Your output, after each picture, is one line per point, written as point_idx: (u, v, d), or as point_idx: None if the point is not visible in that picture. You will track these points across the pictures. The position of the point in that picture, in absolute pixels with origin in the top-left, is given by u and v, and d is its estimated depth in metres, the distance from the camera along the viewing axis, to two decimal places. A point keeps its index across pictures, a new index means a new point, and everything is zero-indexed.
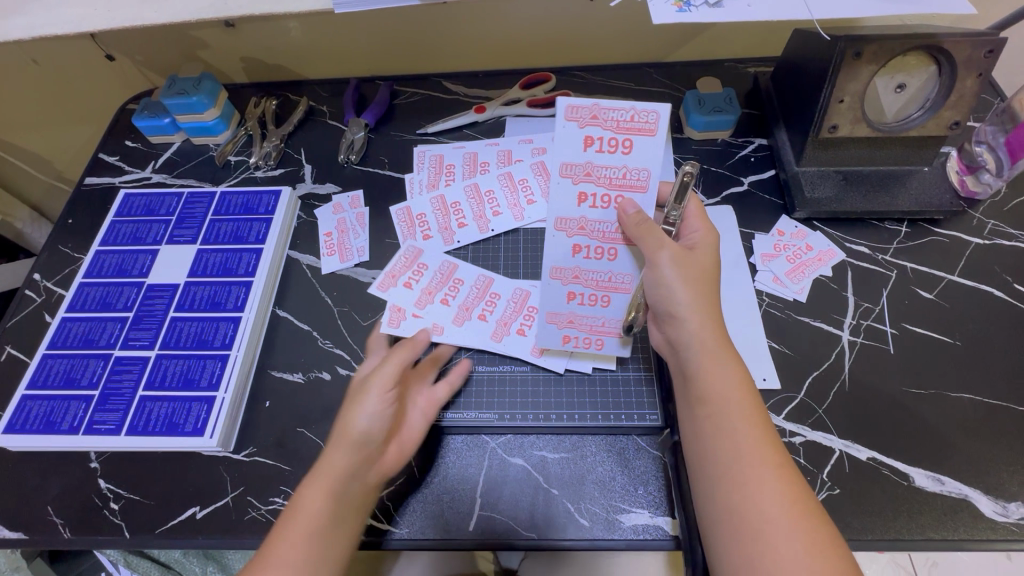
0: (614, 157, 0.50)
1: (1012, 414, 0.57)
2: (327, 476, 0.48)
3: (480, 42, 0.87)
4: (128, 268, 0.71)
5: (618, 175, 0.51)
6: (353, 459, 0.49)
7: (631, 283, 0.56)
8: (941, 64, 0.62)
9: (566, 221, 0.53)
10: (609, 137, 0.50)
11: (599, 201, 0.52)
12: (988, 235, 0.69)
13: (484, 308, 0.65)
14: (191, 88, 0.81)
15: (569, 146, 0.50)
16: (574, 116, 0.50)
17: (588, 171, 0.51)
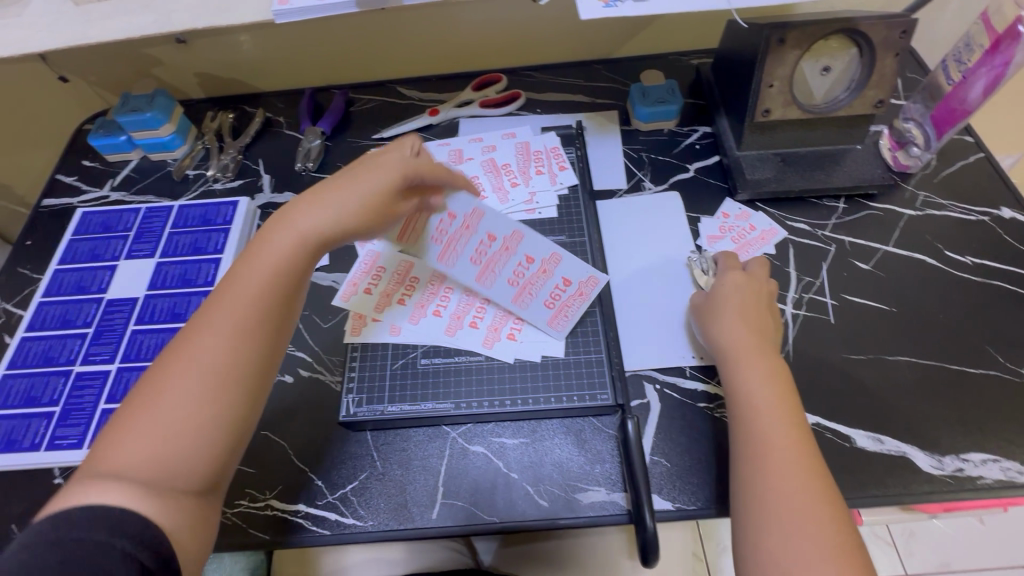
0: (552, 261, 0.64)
1: (946, 373, 0.60)
2: (224, 312, 0.47)
3: (432, 47, 0.89)
4: (87, 285, 0.71)
5: (527, 288, 0.64)
6: (271, 283, 0.49)
7: (446, 265, 0.64)
8: (861, 46, 0.65)
9: (514, 240, 0.63)
10: (562, 297, 0.64)
11: (513, 263, 0.64)
12: (920, 207, 0.72)
13: (403, 292, 0.67)
14: (145, 105, 0.82)
15: (565, 265, 0.64)
16: (586, 283, 0.64)
17: (545, 265, 0.64)
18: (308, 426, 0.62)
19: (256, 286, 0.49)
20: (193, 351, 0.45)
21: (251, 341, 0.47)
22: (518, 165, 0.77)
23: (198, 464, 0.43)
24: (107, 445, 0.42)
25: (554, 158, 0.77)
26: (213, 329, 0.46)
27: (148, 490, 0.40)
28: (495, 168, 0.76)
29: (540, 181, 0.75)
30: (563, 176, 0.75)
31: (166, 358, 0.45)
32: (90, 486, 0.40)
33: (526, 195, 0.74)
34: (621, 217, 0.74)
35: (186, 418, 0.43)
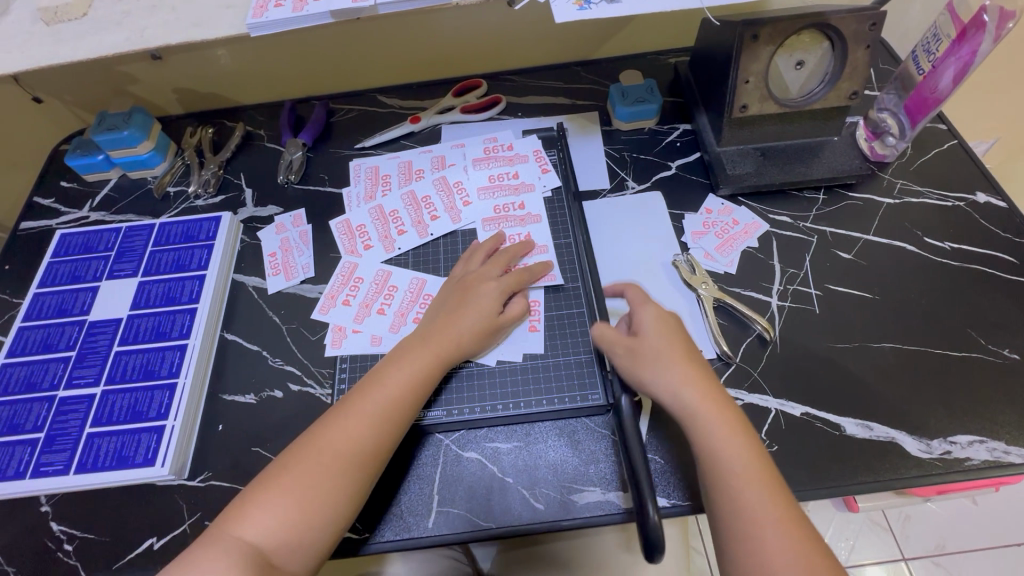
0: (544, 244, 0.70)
1: (930, 357, 0.61)
2: (324, 439, 0.52)
3: (411, 55, 0.90)
4: (69, 308, 0.70)
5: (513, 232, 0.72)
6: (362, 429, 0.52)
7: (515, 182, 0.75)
8: (833, 40, 0.66)
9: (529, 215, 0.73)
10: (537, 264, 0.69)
11: (510, 200, 0.74)
12: (898, 195, 0.73)
13: (383, 301, 0.68)
14: (122, 123, 0.81)
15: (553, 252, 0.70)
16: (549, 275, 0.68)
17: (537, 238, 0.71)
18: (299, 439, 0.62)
19: (379, 405, 0.54)
20: (304, 458, 0.51)
21: (383, 446, 0.53)
22: (501, 170, 0.76)
23: (296, 558, 0.48)
24: (230, 518, 0.49)
25: (537, 161, 0.77)
26: (350, 423, 0.53)
27: (254, 569, 0.45)
28: (477, 173, 0.76)
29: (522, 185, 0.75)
30: (547, 179, 0.76)
31: (285, 455, 0.52)
32: (203, 558, 0.46)
33: (510, 198, 0.74)
34: (605, 217, 0.75)
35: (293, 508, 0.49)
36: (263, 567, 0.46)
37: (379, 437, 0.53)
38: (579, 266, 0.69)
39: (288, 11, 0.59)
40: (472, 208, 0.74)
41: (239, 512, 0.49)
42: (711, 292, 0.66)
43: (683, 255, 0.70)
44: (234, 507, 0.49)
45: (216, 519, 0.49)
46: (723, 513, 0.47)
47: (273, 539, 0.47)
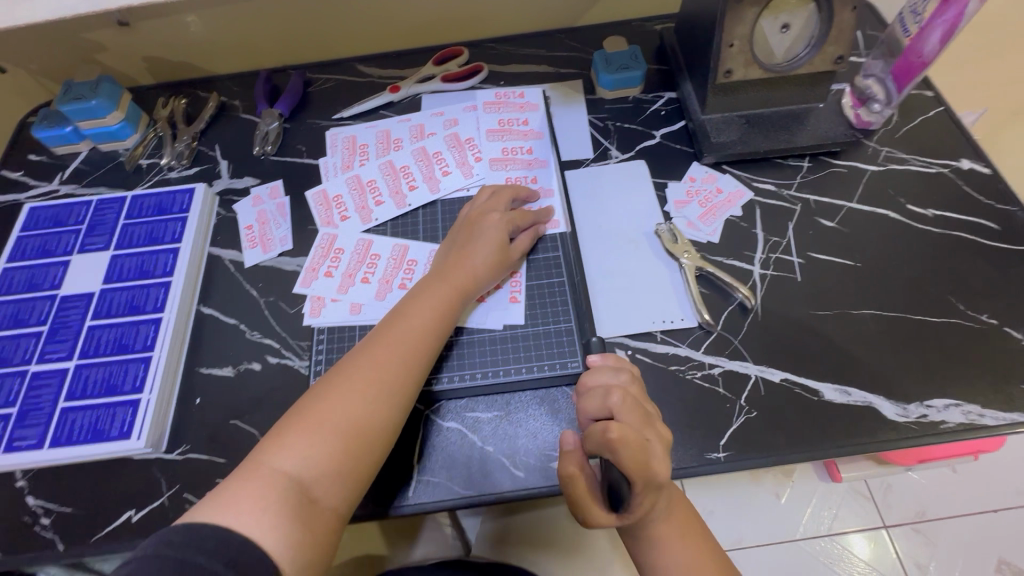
0: (552, 194, 0.71)
1: (910, 324, 0.61)
2: (356, 370, 0.51)
3: (389, 21, 0.87)
4: (40, 282, 0.68)
5: (519, 176, 0.72)
6: (392, 359, 0.53)
7: (521, 126, 0.76)
8: (819, 1, 0.64)
9: (536, 159, 0.73)
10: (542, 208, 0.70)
11: (518, 144, 0.75)
12: (883, 162, 0.73)
13: (366, 271, 0.66)
14: (88, 92, 0.78)
15: (554, 204, 0.70)
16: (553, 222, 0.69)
17: (544, 189, 0.71)
18: (278, 411, 0.61)
19: (407, 345, 0.54)
20: (337, 395, 0.50)
21: (414, 373, 0.53)
22: (485, 140, 0.75)
23: (336, 489, 0.47)
24: (267, 449, 0.47)
25: (522, 129, 0.76)
26: (378, 353, 0.53)
27: (293, 504, 0.44)
28: (457, 143, 0.75)
29: (510, 155, 0.74)
30: (536, 149, 0.74)
31: (317, 392, 0.51)
32: (238, 496, 0.44)
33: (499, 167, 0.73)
34: (589, 186, 0.73)
35: (334, 438, 0.48)
36: (303, 500, 0.45)
37: (410, 372, 0.53)
38: (561, 236, 0.68)
39: None
40: (451, 178, 0.72)
41: (275, 451, 0.47)
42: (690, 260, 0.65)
43: (665, 224, 0.68)
44: (265, 441, 0.48)
45: (250, 452, 0.48)
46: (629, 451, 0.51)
47: (313, 471, 0.46)
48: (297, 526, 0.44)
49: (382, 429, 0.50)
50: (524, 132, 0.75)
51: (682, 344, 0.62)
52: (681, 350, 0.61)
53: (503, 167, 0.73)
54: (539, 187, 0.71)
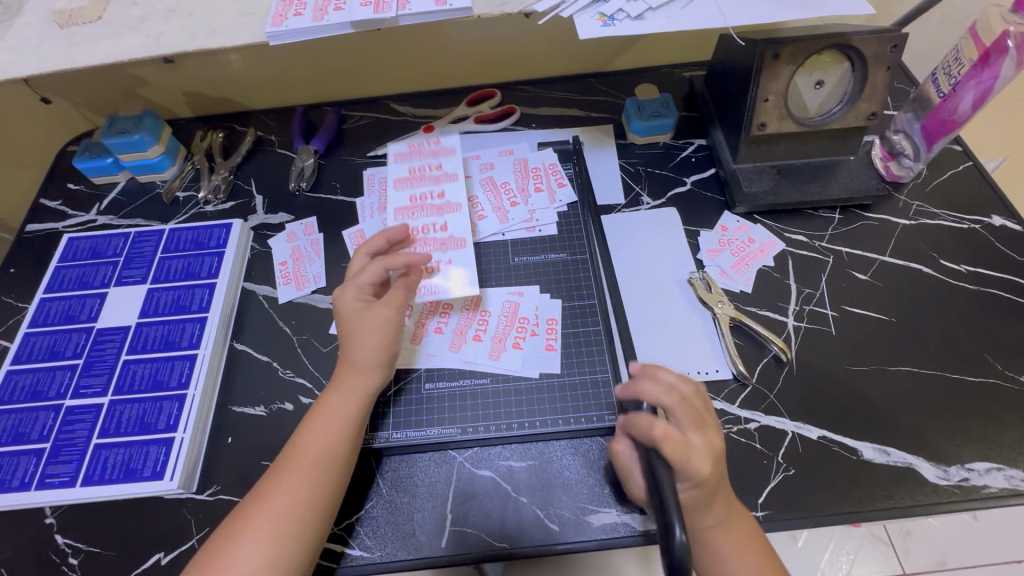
0: (461, 247, 0.67)
1: (947, 383, 0.61)
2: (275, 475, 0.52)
3: (424, 62, 0.89)
4: (77, 314, 0.69)
5: (437, 231, 0.67)
6: (311, 455, 0.52)
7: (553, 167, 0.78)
8: (853, 60, 0.65)
9: (444, 205, 0.69)
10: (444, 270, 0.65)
11: (429, 190, 0.70)
12: (914, 216, 0.73)
13: None
14: (132, 126, 0.80)
15: (459, 260, 0.66)
16: (458, 284, 0.64)
17: (448, 245, 0.67)
18: None
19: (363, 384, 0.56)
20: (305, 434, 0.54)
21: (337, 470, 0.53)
22: (416, 187, 0.70)
23: None
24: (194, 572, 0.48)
25: (451, 178, 0.71)
26: (290, 456, 0.52)
27: None
28: (410, 171, 0.71)
29: (417, 205, 0.69)
30: (453, 199, 0.69)
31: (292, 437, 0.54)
32: None
33: (423, 218, 0.68)
34: (621, 231, 0.74)
35: (309, 472, 0.51)
36: None
37: (328, 469, 0.52)
38: (596, 282, 0.69)
39: (309, 20, 0.59)
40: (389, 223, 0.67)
41: (262, 494, 0.51)
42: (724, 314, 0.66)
43: (697, 274, 0.69)
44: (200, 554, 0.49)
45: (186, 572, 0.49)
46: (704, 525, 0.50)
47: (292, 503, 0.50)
48: (282, 556, 0.48)
49: (345, 459, 0.53)
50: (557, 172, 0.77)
51: (717, 397, 0.62)
52: (717, 403, 0.61)
53: (414, 217, 0.68)
54: (445, 244, 0.67)
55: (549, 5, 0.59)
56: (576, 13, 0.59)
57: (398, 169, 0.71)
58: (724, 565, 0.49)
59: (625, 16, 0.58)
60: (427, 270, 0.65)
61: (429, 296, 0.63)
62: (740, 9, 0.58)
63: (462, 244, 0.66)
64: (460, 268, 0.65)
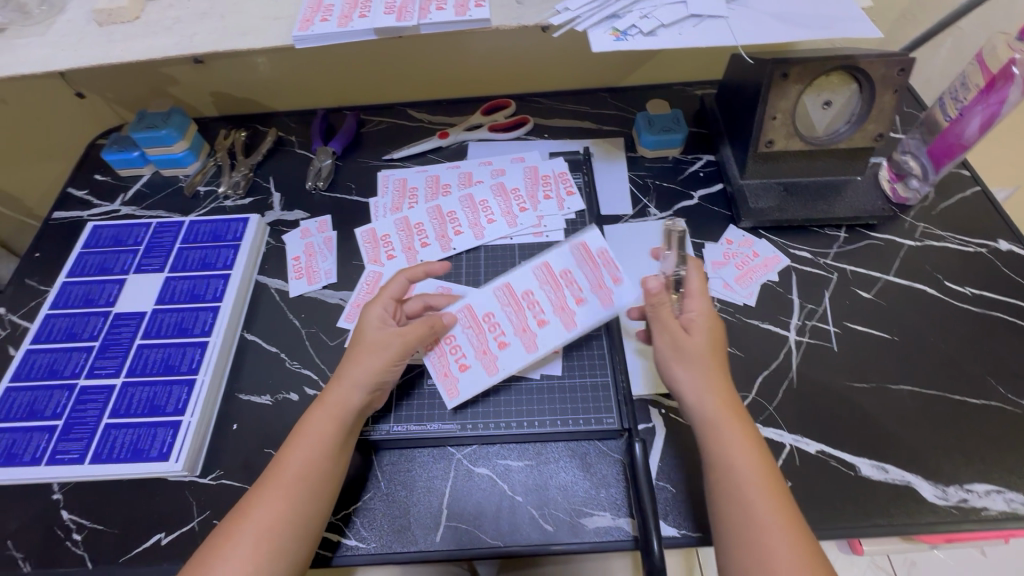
0: (522, 350, 0.63)
1: (949, 404, 0.61)
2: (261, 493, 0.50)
3: (443, 72, 0.92)
4: (95, 298, 0.71)
5: (523, 326, 0.64)
6: (300, 474, 0.51)
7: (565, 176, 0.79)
8: (861, 82, 0.67)
9: (516, 297, 0.65)
10: (482, 350, 0.63)
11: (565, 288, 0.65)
12: (919, 237, 0.74)
13: None
14: (160, 122, 0.83)
15: (468, 378, 0.62)
16: (452, 390, 0.62)
17: (481, 358, 0.63)
18: None
19: (345, 398, 0.55)
20: (295, 450, 0.52)
21: (322, 495, 0.51)
22: (543, 291, 0.65)
23: None
24: None
25: (595, 298, 0.65)
26: (280, 473, 0.51)
27: None
28: (588, 259, 0.66)
29: (519, 301, 0.65)
30: (579, 315, 0.64)
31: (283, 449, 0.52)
32: None
33: (542, 297, 0.65)
34: (627, 240, 0.76)
35: (297, 493, 0.50)
36: None
37: (314, 495, 0.51)
38: None
39: (335, 26, 0.62)
40: (479, 295, 0.66)
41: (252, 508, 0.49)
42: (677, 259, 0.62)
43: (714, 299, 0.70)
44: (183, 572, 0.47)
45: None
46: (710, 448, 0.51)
47: (283, 524, 0.48)
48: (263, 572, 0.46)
49: (328, 481, 0.52)
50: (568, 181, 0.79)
51: None
52: None
53: (502, 304, 0.65)
54: (496, 342, 0.63)
55: (566, 19, 0.61)
56: (591, 27, 0.61)
57: (558, 262, 0.67)
58: (733, 466, 0.48)
59: (637, 31, 0.60)
60: (444, 346, 0.63)
61: (428, 365, 0.63)
62: (750, 29, 0.60)
63: (526, 350, 0.63)
64: (465, 381, 0.62)
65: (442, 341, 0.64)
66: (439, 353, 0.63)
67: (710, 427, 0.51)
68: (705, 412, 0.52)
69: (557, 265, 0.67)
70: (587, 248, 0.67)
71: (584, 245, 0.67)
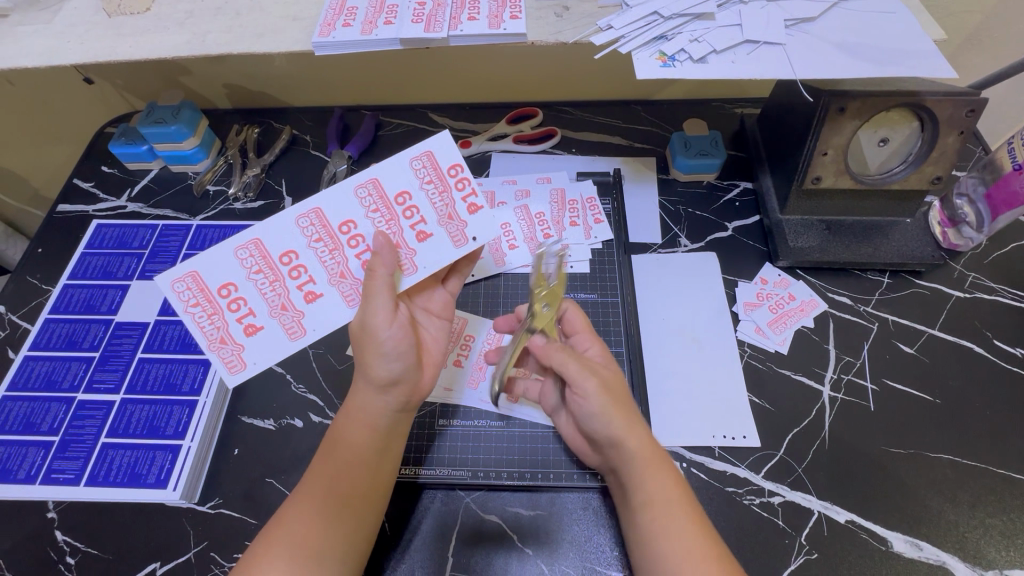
0: (342, 302, 0.54)
1: (991, 477, 0.57)
2: (323, 468, 0.50)
3: (469, 75, 0.87)
4: (97, 304, 0.69)
5: (338, 270, 0.54)
6: (362, 437, 0.51)
7: (591, 202, 0.76)
8: (924, 121, 0.62)
9: (307, 243, 0.54)
10: (274, 303, 0.53)
11: (357, 237, 0.54)
12: (969, 288, 0.69)
13: (458, 352, 0.65)
14: (168, 116, 0.78)
15: (257, 345, 0.53)
16: (234, 363, 0.53)
17: (278, 317, 0.53)
18: None
19: (364, 407, 0.52)
20: (347, 428, 0.52)
21: (383, 456, 0.52)
22: (369, 220, 0.54)
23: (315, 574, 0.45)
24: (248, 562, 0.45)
25: (443, 231, 0.54)
26: (344, 440, 0.52)
27: None
28: (436, 178, 0.55)
29: (336, 237, 0.54)
30: (421, 254, 0.54)
31: (332, 432, 0.53)
32: None
33: (309, 261, 0.54)
34: (655, 274, 0.71)
35: (360, 469, 0.51)
36: None
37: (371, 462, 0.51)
38: (625, 330, 0.66)
39: (357, 32, 0.58)
40: (336, 196, 0.54)
41: (313, 481, 0.50)
42: (536, 318, 0.56)
43: (745, 343, 0.66)
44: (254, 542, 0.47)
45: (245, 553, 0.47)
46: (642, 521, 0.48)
47: (354, 491, 0.50)
48: (335, 531, 0.48)
49: (386, 441, 0.53)
50: (595, 208, 0.75)
51: (741, 464, 0.59)
52: (740, 471, 0.58)
53: (311, 239, 0.54)
54: (302, 296, 0.53)
55: (608, 40, 0.56)
56: (635, 49, 0.56)
57: (393, 182, 0.54)
58: (666, 543, 0.45)
59: (687, 57, 0.55)
60: (220, 301, 0.53)
61: (194, 330, 0.53)
62: (811, 60, 0.54)
63: (347, 302, 0.54)
64: (244, 352, 0.53)
65: (212, 295, 0.53)
66: (204, 314, 0.53)
67: (647, 501, 0.47)
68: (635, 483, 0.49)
69: (393, 187, 0.54)
70: (435, 161, 0.54)
71: (430, 157, 0.54)
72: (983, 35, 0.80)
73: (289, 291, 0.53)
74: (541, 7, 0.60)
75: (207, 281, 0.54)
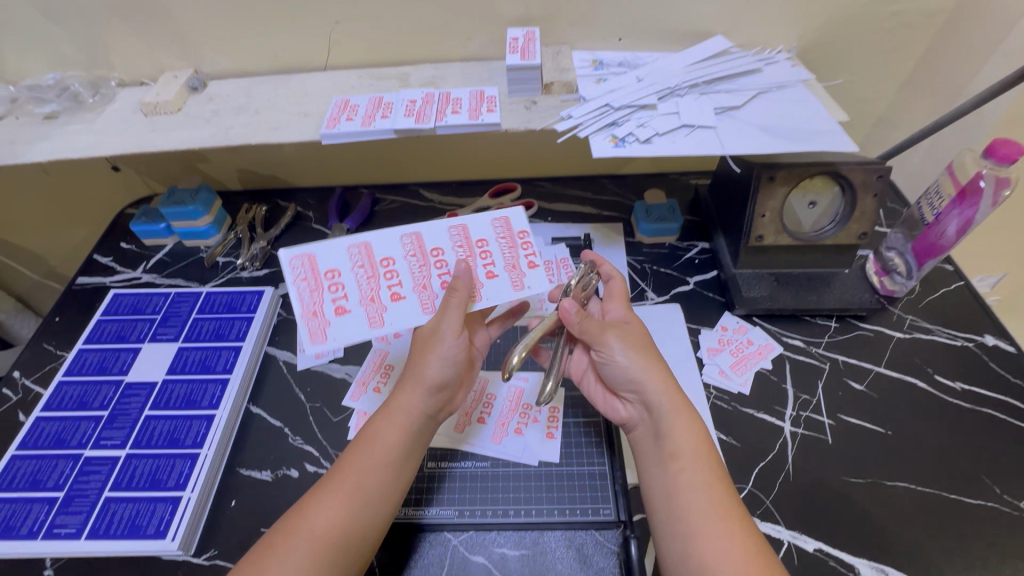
0: (416, 307, 0.61)
1: (945, 503, 0.61)
2: (351, 462, 0.55)
3: (455, 157, 0.99)
4: (109, 366, 0.74)
5: (420, 285, 0.62)
6: (394, 438, 0.57)
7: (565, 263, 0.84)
8: (843, 186, 0.72)
9: (401, 255, 0.63)
10: (365, 293, 0.61)
11: (442, 264, 0.63)
12: (908, 329, 0.76)
13: None
14: (188, 198, 0.88)
15: (340, 324, 0.60)
16: (316, 335, 0.59)
17: (364, 306, 0.61)
18: None
19: (406, 406, 0.58)
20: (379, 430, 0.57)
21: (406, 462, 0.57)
22: (453, 252, 0.64)
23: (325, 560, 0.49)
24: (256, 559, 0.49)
25: (507, 276, 0.63)
26: (377, 441, 0.56)
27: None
28: (509, 235, 0.65)
29: (425, 256, 0.64)
30: (487, 289, 0.62)
31: (365, 431, 0.58)
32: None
33: (401, 268, 0.63)
34: None
35: (381, 469, 0.55)
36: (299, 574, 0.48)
37: (390, 472, 0.55)
38: None
39: (358, 125, 0.69)
40: (433, 228, 0.65)
41: (336, 478, 0.54)
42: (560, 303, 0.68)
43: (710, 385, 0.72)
44: (264, 540, 0.51)
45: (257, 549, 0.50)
46: (674, 470, 0.54)
47: (368, 497, 0.53)
48: (350, 525, 0.52)
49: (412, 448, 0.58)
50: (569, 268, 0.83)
51: None
52: None
53: (407, 253, 0.64)
54: (388, 294, 0.62)
55: (569, 126, 0.68)
56: (592, 133, 0.68)
57: (477, 229, 0.65)
58: (688, 489, 0.52)
59: (634, 139, 0.66)
60: (323, 281, 0.61)
61: (298, 297, 0.60)
62: (736, 138, 0.65)
63: (422, 311, 0.61)
64: (331, 326, 0.60)
65: (319, 275, 0.62)
66: (307, 288, 0.61)
67: (672, 451, 0.55)
68: (666, 435, 0.56)
69: (476, 232, 0.65)
70: (511, 223, 0.66)
71: (508, 220, 0.66)
72: (892, 115, 0.94)
73: (380, 285, 0.62)
74: (513, 102, 0.72)
75: (318, 264, 0.62)
